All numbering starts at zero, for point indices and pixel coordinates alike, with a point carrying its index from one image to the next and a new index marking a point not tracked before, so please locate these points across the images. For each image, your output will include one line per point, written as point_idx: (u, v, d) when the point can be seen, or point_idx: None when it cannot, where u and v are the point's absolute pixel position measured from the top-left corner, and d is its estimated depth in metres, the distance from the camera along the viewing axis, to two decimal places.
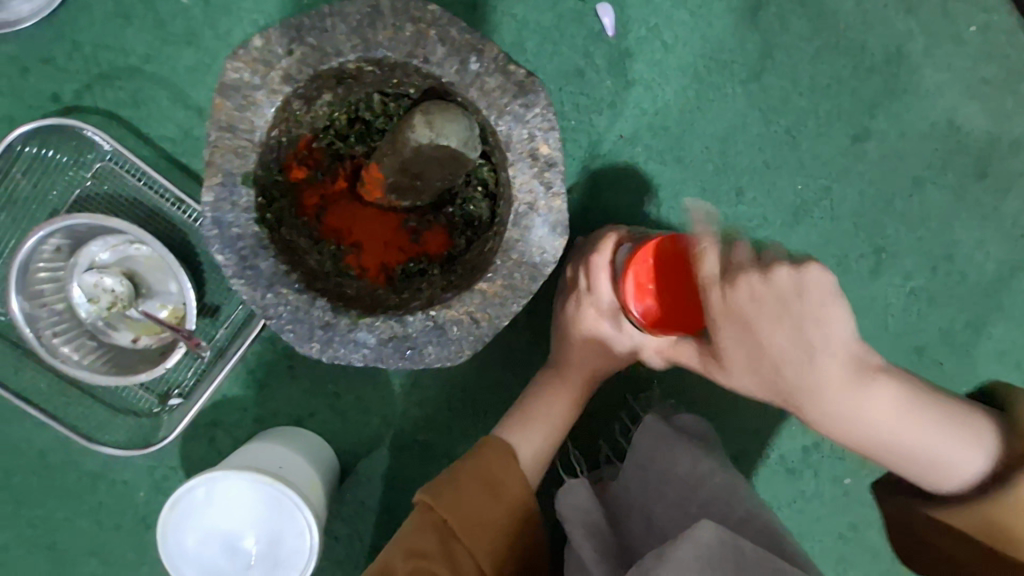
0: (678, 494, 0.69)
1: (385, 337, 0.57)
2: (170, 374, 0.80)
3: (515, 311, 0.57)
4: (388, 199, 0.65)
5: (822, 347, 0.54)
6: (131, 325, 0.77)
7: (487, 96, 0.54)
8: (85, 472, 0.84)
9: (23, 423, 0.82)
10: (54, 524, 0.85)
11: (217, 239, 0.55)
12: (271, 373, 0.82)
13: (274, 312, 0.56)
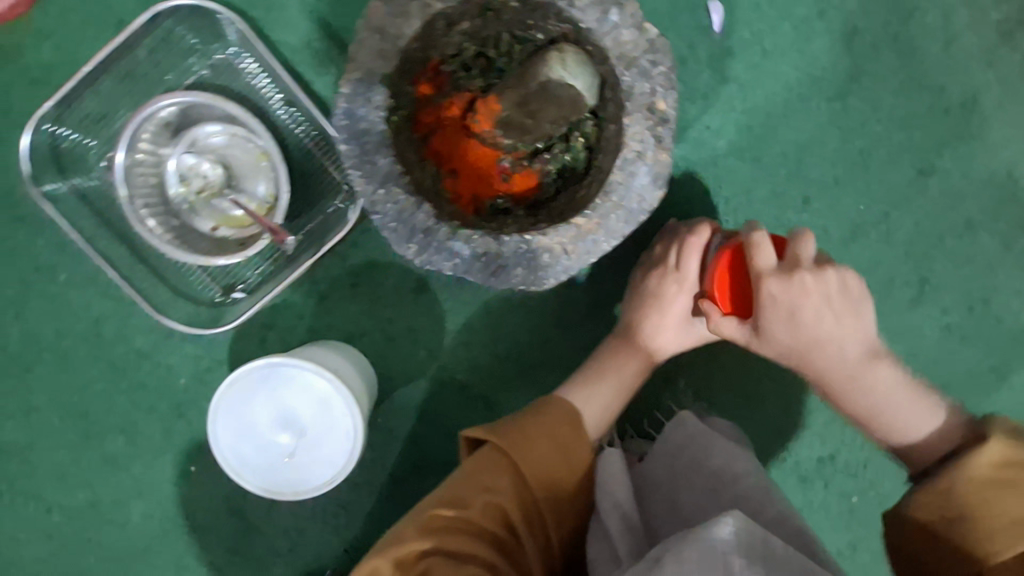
0: (708, 483, 0.70)
1: (480, 252, 0.61)
2: (239, 268, 0.84)
3: (604, 251, 0.63)
4: (493, 134, 0.68)
5: (840, 326, 0.66)
6: (216, 215, 0.80)
7: (619, 48, 0.59)
8: (133, 349, 0.86)
9: (86, 289, 0.85)
10: (92, 393, 0.87)
11: (345, 129, 0.59)
12: (334, 287, 0.85)
13: (382, 209, 0.60)
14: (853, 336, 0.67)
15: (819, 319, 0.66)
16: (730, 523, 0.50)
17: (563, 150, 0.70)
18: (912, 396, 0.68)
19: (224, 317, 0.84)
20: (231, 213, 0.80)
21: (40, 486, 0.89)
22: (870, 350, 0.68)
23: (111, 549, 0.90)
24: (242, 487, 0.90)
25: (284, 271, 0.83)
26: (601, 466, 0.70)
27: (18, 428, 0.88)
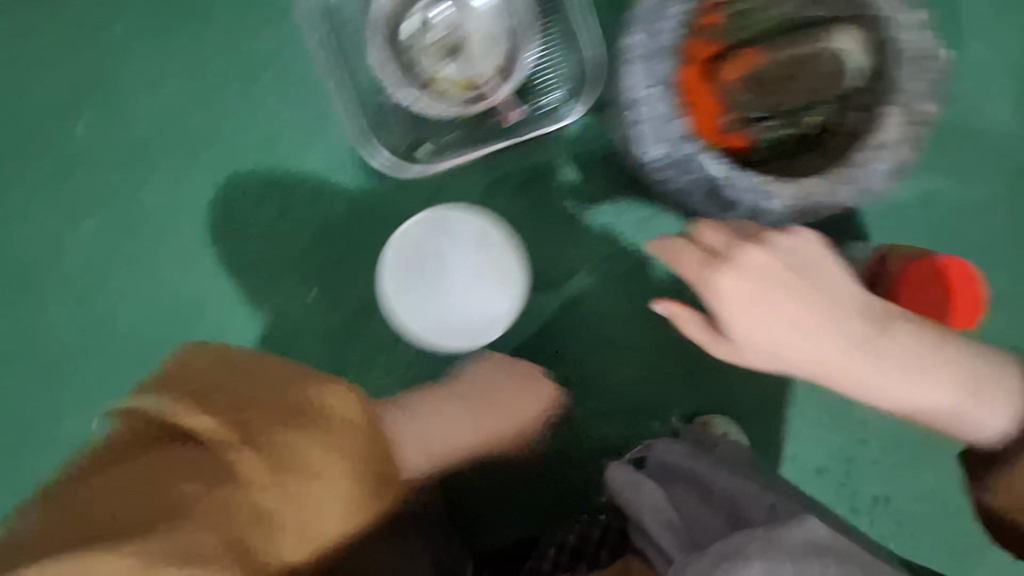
0: (741, 491, 0.80)
1: (722, 174, 0.81)
2: (445, 128, 0.99)
3: (834, 199, 0.79)
4: (732, 89, 0.90)
5: (819, 332, 0.70)
6: (444, 74, 0.95)
7: (903, 51, 0.77)
8: (309, 164, 1.00)
9: (304, 98, 1.00)
10: (263, 181, 1.00)
11: (643, 45, 0.81)
12: (520, 182, 1.01)
13: (646, 107, 0.84)
14: (828, 335, 0.70)
15: (795, 306, 0.70)
16: (814, 527, 0.68)
17: (781, 128, 0.89)
18: (940, 389, 0.71)
19: (403, 163, 0.96)
20: (454, 77, 0.95)
21: (169, 231, 1.00)
22: (861, 332, 0.70)
23: (256, 328, 1.00)
24: (342, 317, 1.00)
25: (482, 145, 0.97)
26: (617, 474, 0.89)
27: (230, 195, 1.00)
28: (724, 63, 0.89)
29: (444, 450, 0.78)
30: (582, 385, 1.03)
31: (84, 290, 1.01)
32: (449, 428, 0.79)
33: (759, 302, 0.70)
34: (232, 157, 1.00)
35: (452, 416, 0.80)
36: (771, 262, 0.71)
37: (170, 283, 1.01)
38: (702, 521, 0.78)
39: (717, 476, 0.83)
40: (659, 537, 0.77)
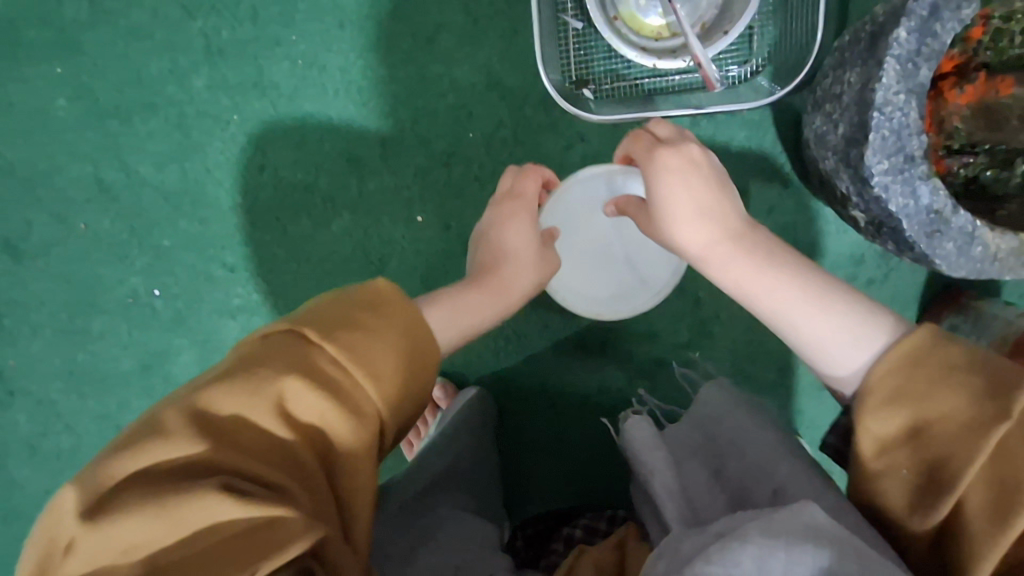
0: (761, 456, 0.65)
1: (912, 157, 0.61)
2: (602, 68, 0.81)
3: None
4: (958, 110, 0.73)
5: (690, 211, 0.60)
6: (622, 7, 0.78)
7: None
8: (345, 57, 0.83)
9: None
10: (293, 68, 0.83)
11: (919, 19, 0.58)
12: (598, 129, 0.85)
13: (885, 109, 0.60)
14: (706, 220, 0.59)
15: (670, 199, 0.61)
16: (816, 512, 0.45)
17: (986, 165, 0.73)
18: (796, 306, 0.54)
19: (571, 106, 0.81)
20: (638, 17, 0.78)
21: (175, 108, 0.85)
22: (727, 246, 0.58)
23: (297, 242, 0.89)
24: (356, 245, 0.89)
25: (644, 104, 0.81)
26: (630, 433, 0.71)
27: (249, 72, 0.84)
28: (965, 83, 0.73)
29: (521, 273, 0.72)
30: (660, 367, 0.95)
31: (107, 157, 0.87)
32: (511, 245, 0.72)
33: (667, 187, 0.61)
34: (285, 33, 0.82)
35: (526, 231, 0.74)
36: (689, 184, 0.61)
37: (200, 169, 0.87)
38: (699, 490, 0.66)
39: (736, 455, 0.67)
40: (664, 505, 0.64)
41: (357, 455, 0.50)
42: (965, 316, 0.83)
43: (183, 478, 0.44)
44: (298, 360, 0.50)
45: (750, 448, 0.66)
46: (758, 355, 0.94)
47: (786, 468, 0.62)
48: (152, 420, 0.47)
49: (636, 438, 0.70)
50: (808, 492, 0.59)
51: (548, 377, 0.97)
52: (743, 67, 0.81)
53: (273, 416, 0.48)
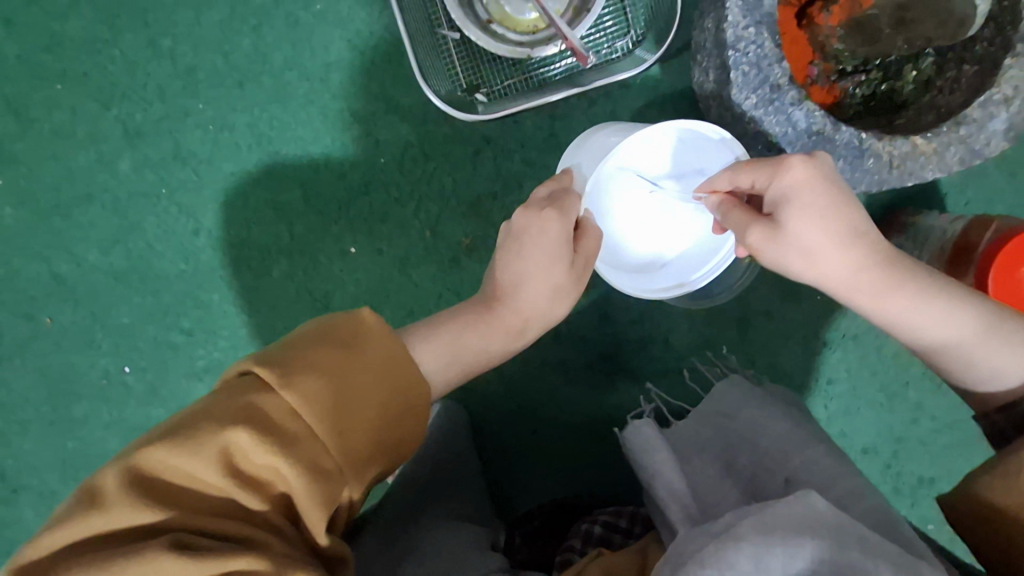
0: (774, 449, 0.70)
1: (779, 83, 0.62)
2: (489, 72, 0.84)
3: (924, 178, 0.65)
4: (834, 31, 0.72)
5: (820, 257, 0.57)
6: (495, 8, 0.81)
7: None
8: (250, 113, 0.87)
9: (246, 28, 0.85)
10: (205, 133, 0.88)
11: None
12: (502, 129, 0.87)
13: (742, 46, 0.61)
14: (836, 265, 0.57)
15: (819, 234, 0.56)
16: (813, 501, 0.51)
17: (879, 80, 0.74)
18: (971, 346, 0.59)
19: (464, 113, 0.84)
20: (510, 12, 0.81)
21: (108, 195, 0.91)
22: (867, 280, 0.58)
23: (246, 295, 0.93)
24: (300, 287, 0.93)
25: (532, 95, 0.84)
26: (632, 437, 0.74)
27: (168, 146, 0.89)
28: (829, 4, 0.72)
29: (545, 307, 0.69)
30: (620, 346, 0.94)
31: (55, 252, 0.93)
32: (537, 275, 0.67)
33: (800, 215, 0.56)
34: (192, 103, 0.87)
35: (549, 263, 0.67)
36: (813, 206, 0.56)
37: (142, 246, 0.92)
38: (710, 485, 0.70)
39: (748, 449, 0.72)
40: (672, 508, 0.66)
41: (311, 507, 0.48)
42: (908, 234, 0.81)
43: (136, 539, 0.46)
44: (241, 412, 0.49)
45: (762, 445, 0.71)
46: (713, 315, 0.94)
47: (796, 458, 0.68)
48: (96, 483, 0.48)
49: (641, 446, 0.73)
50: (819, 478, 0.65)
51: (512, 378, 0.96)
52: (623, 41, 0.82)
53: (218, 470, 0.48)
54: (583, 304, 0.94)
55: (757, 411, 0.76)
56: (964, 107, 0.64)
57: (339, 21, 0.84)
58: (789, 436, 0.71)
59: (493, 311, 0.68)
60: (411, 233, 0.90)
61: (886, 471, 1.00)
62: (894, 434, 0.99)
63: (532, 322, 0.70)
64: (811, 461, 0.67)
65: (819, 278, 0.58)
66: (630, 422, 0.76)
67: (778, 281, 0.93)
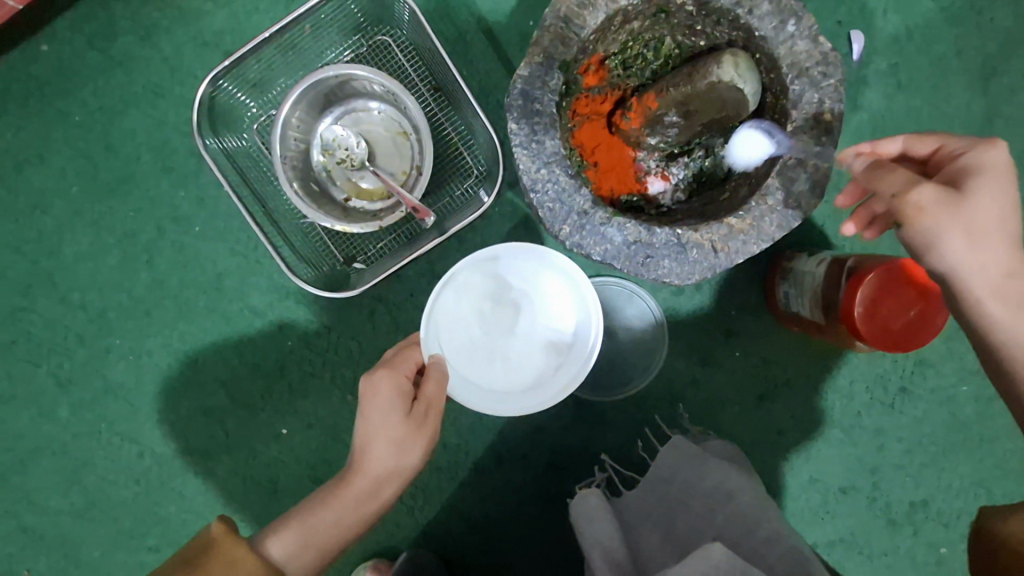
0: (702, 508, 0.69)
1: (585, 209, 0.66)
2: (359, 241, 0.90)
3: (753, 253, 0.65)
4: (640, 132, 0.74)
5: (979, 233, 0.53)
6: (349, 186, 0.87)
7: (793, 58, 0.64)
8: (162, 335, 0.94)
9: (140, 263, 0.93)
10: (128, 363, 0.95)
11: (518, 108, 0.65)
12: (390, 284, 0.93)
13: (541, 187, 0.66)
14: (990, 247, 0.53)
15: (987, 204, 0.53)
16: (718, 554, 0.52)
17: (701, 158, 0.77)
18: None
19: (344, 289, 0.88)
20: (361, 186, 0.87)
21: (55, 442, 0.97)
22: (984, 271, 0.53)
23: (199, 499, 0.97)
24: (246, 478, 0.96)
25: (405, 249, 0.89)
26: (579, 505, 0.76)
27: (98, 383, 0.96)
28: (626, 110, 0.76)
29: (392, 466, 0.64)
30: (563, 454, 0.95)
31: (20, 507, 0.98)
32: (375, 435, 0.64)
33: (988, 185, 0.54)
34: (111, 341, 0.95)
35: (385, 418, 0.64)
36: (999, 185, 0.54)
37: (95, 479, 0.97)
38: (650, 552, 0.71)
39: (683, 512, 0.71)
40: (604, 574, 0.67)
41: None
42: (790, 279, 0.82)
43: None
44: None
45: (692, 503, 0.70)
46: (642, 399, 0.94)
47: (721, 514, 0.66)
48: None
49: (584, 513, 0.75)
50: (740, 532, 0.63)
51: (469, 513, 0.96)
52: (468, 183, 0.88)
53: None
54: (509, 420, 0.95)
55: (689, 468, 0.75)
56: (766, 177, 0.66)
57: (219, 234, 0.92)
58: (717, 488, 0.69)
59: (342, 482, 0.65)
60: (334, 402, 0.94)
61: (874, 505, 0.95)
62: (870, 466, 0.94)
63: (384, 491, 0.65)
64: (736, 514, 0.65)
65: (952, 244, 0.53)
66: (578, 493, 0.78)
67: (692, 350, 0.93)
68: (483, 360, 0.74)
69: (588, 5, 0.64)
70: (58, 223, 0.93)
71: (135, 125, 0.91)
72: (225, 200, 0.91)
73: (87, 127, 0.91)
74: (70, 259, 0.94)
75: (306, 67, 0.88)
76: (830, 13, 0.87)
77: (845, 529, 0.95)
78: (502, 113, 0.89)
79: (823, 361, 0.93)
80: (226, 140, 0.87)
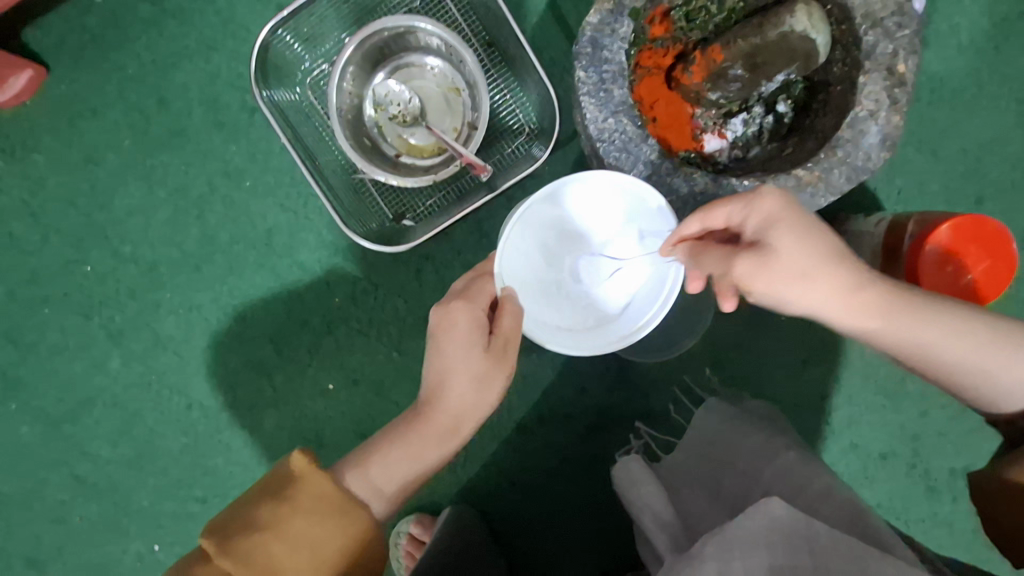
0: (750, 467, 0.68)
1: (652, 159, 0.67)
2: (410, 198, 0.90)
3: (820, 206, 0.66)
4: (701, 86, 0.73)
5: (802, 272, 0.56)
6: (400, 141, 0.87)
7: (868, 8, 0.63)
8: (212, 289, 0.95)
9: (190, 217, 0.94)
10: (178, 317, 0.96)
11: (587, 56, 0.64)
12: (439, 243, 0.93)
13: (609, 136, 0.66)
14: (832, 277, 0.56)
15: (793, 269, 0.56)
16: (777, 509, 0.49)
17: (761, 114, 0.76)
18: (967, 346, 0.57)
19: (392, 244, 0.89)
20: (413, 141, 0.87)
21: (107, 393, 0.99)
22: (837, 302, 0.57)
23: (245, 451, 0.98)
24: (291, 432, 0.97)
25: (455, 207, 0.89)
26: (624, 471, 0.75)
27: (148, 336, 0.97)
28: (688, 65, 0.74)
29: (472, 401, 0.67)
30: (606, 414, 0.96)
31: (72, 456, 1.00)
32: (456, 370, 0.66)
33: (790, 247, 0.55)
34: (161, 295, 0.96)
35: (464, 354, 0.65)
36: (800, 220, 0.56)
37: (145, 431, 0.99)
38: (699, 512, 0.69)
39: (729, 472, 0.70)
40: (657, 535, 0.65)
41: None
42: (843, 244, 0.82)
43: None
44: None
45: (739, 462, 0.70)
46: (687, 361, 0.94)
47: (769, 470, 0.66)
48: None
49: (629, 479, 0.74)
50: (792, 486, 0.62)
51: (511, 470, 0.97)
52: (520, 141, 0.88)
53: None
54: (553, 379, 0.95)
55: (737, 434, 0.75)
56: (835, 130, 0.66)
57: (269, 190, 0.93)
58: (764, 450, 0.69)
59: (424, 415, 0.67)
60: (380, 359, 0.95)
61: (914, 472, 0.95)
62: (911, 433, 0.95)
63: (462, 424, 0.68)
64: (784, 470, 0.64)
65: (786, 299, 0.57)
66: (621, 459, 0.77)
67: (738, 313, 0.93)
68: (551, 295, 0.71)
69: None
70: (109, 177, 0.94)
71: (187, 79, 0.91)
72: (276, 154, 0.92)
73: (140, 80, 0.91)
74: (122, 213, 0.95)
75: (359, 21, 0.88)
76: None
77: (883, 494, 0.95)
78: (556, 70, 0.88)
79: None
80: (279, 93, 0.87)
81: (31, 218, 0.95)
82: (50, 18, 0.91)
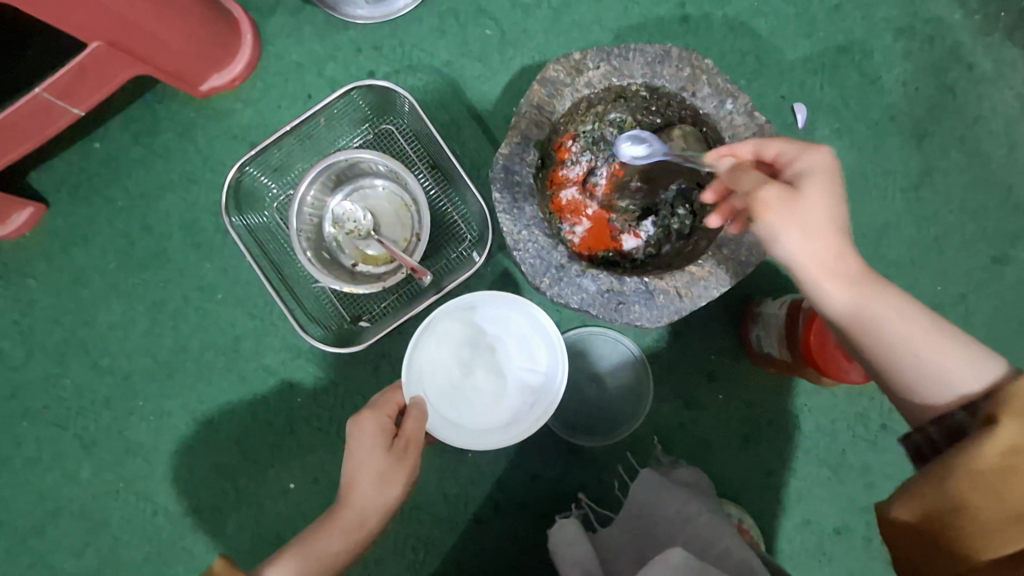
0: (666, 532, 0.74)
1: (564, 263, 0.75)
2: (365, 303, 0.98)
3: (715, 297, 0.73)
4: (611, 197, 0.87)
5: (813, 221, 0.62)
6: (357, 253, 0.97)
7: (735, 131, 0.74)
8: (181, 395, 1.02)
9: (165, 328, 1.02)
10: (149, 423, 1.02)
11: (501, 180, 0.76)
12: (394, 340, 1.00)
13: (524, 245, 0.75)
14: (824, 234, 0.63)
15: (816, 205, 0.63)
16: (675, 559, 0.58)
17: (669, 218, 0.86)
18: (926, 336, 0.61)
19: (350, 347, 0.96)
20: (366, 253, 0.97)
21: (76, 503, 1.02)
22: (828, 254, 0.63)
23: (208, 555, 1.00)
24: (256, 535, 0.99)
25: (407, 308, 0.97)
26: (556, 534, 0.81)
27: (120, 443, 1.02)
28: (598, 179, 0.87)
29: (378, 499, 0.72)
30: (558, 502, 0.98)
31: (36, 572, 1.01)
32: (363, 471, 0.72)
33: (819, 191, 0.63)
34: (134, 402, 1.02)
35: (369, 456, 0.72)
36: (829, 184, 0.64)
37: (110, 540, 1.01)
38: None
39: (652, 540, 0.75)
40: None
41: None
42: (760, 323, 0.89)
43: None
44: None
45: (660, 530, 0.75)
46: (633, 444, 0.98)
47: (681, 536, 0.71)
48: None
49: (562, 543, 0.80)
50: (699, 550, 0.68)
51: (469, 565, 0.98)
52: (463, 247, 0.98)
53: None
54: (505, 469, 0.99)
55: (657, 498, 0.79)
56: (721, 229, 0.75)
57: (240, 300, 1.02)
58: (677, 514, 0.74)
59: (333, 514, 0.72)
60: (341, 455, 0.99)
61: (870, 545, 0.96)
62: (861, 505, 0.96)
63: (370, 522, 0.72)
64: (695, 535, 0.70)
65: (781, 236, 0.63)
66: (555, 525, 0.83)
67: (678, 394, 0.98)
68: (465, 400, 0.80)
69: (554, 95, 0.76)
70: (94, 295, 1.03)
71: (169, 208, 1.03)
72: (245, 269, 1.02)
73: (128, 211, 1.04)
74: (104, 329, 1.03)
75: (320, 152, 1.01)
76: (774, 89, 0.99)
77: (842, 570, 0.96)
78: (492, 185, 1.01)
79: (804, 401, 0.97)
80: (249, 217, 0.99)
81: (20, 336, 1.03)
82: (52, 162, 1.04)
